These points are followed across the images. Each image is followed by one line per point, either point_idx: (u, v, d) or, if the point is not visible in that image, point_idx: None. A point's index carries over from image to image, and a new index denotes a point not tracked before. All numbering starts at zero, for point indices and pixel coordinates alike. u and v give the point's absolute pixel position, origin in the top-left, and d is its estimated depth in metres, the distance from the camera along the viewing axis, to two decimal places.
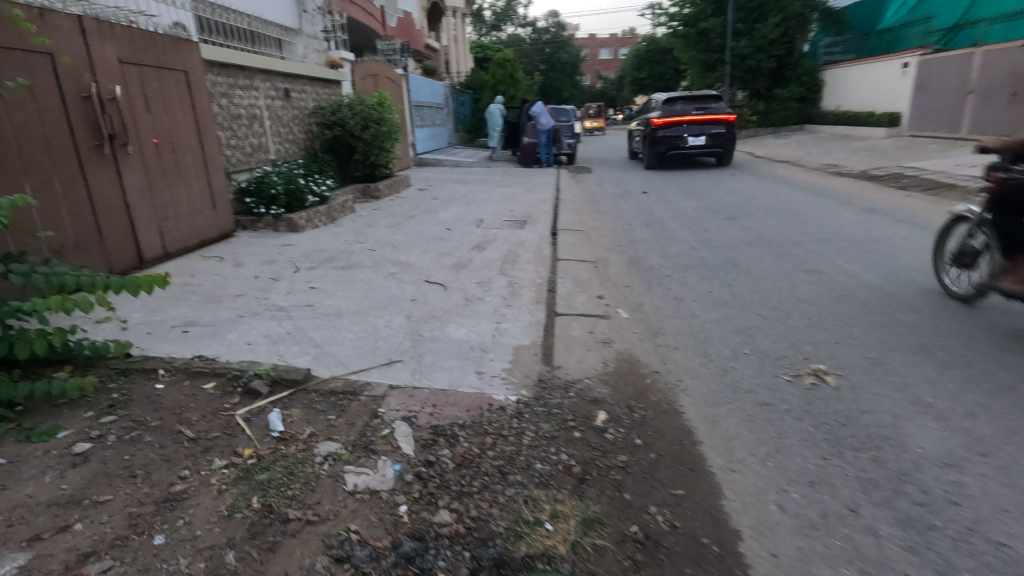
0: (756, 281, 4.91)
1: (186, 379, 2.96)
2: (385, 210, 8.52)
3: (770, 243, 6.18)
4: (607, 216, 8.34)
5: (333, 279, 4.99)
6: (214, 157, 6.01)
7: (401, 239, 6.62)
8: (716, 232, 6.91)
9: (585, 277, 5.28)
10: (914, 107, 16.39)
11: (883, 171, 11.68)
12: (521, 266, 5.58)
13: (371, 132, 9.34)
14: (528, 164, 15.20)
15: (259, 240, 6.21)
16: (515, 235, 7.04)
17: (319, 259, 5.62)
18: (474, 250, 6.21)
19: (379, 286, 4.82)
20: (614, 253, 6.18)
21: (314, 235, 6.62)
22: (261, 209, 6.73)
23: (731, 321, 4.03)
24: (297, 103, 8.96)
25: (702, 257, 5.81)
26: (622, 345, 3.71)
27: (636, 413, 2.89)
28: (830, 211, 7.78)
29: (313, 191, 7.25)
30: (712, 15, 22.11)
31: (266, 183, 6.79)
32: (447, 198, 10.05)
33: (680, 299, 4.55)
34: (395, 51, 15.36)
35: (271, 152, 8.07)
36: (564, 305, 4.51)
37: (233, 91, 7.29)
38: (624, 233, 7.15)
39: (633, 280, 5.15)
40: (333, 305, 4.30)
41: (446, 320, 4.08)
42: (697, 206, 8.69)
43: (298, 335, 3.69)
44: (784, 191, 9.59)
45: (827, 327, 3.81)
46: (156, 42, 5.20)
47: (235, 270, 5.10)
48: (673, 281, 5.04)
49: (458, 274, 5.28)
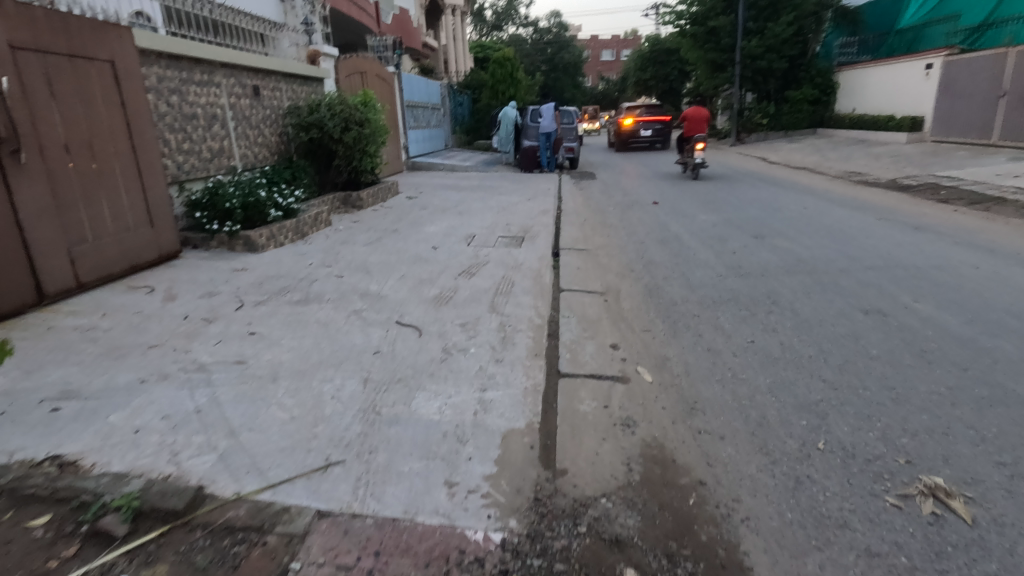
0: (806, 324, 3.96)
1: (10, 510, 2.05)
2: (365, 223, 7.58)
3: (810, 270, 5.23)
4: (615, 230, 7.40)
5: (282, 319, 4.02)
6: (154, 164, 5.06)
7: (378, 261, 5.67)
8: (744, 254, 5.95)
9: (594, 316, 4.33)
10: (938, 111, 15.52)
11: (915, 179, 10.73)
12: (516, 299, 4.64)
13: (352, 135, 8.44)
14: (528, 168, 14.31)
15: (208, 264, 5.25)
16: (511, 255, 6.10)
17: (272, 289, 4.67)
18: (462, 276, 5.26)
19: (338, 330, 3.87)
20: (627, 280, 5.25)
21: (275, 256, 5.66)
22: (214, 225, 5.72)
23: (788, 391, 3.07)
24: (268, 102, 7.97)
25: (732, 288, 4.86)
26: (648, 432, 2.75)
27: (680, 569, 1.93)
28: (870, 227, 6.83)
29: (278, 203, 6.27)
30: (722, 13, 21.20)
31: (220, 195, 5.81)
32: (438, 207, 9.08)
33: (715, 352, 3.60)
34: (386, 48, 14.42)
35: (235, 157, 7.10)
36: (568, 360, 3.56)
37: (187, 88, 6.30)
38: (637, 253, 6.20)
39: (653, 321, 4.20)
40: (272, 360, 3.34)
41: (414, 385, 3.13)
42: (717, 220, 7.73)
43: (210, 414, 2.72)
44: (809, 203, 8.65)
45: (921, 405, 2.85)
46: (69, 26, 4.25)
47: (163, 305, 4.15)
48: (702, 324, 4.10)
49: (438, 311, 4.33)
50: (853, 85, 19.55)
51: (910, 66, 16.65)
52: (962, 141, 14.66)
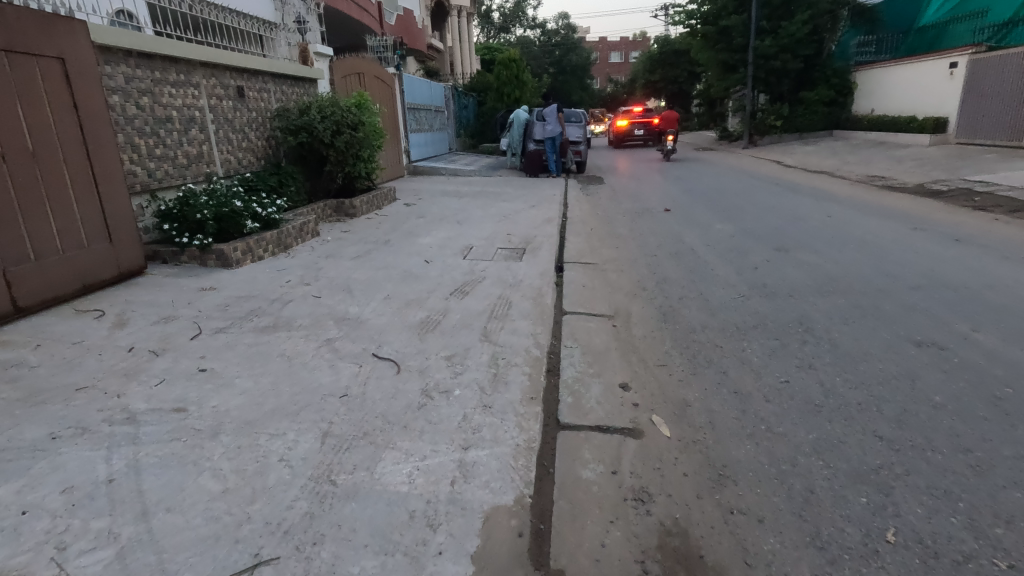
0: (848, 359, 3.39)
1: None
2: (356, 234, 7.08)
3: (845, 290, 4.66)
4: (625, 241, 6.86)
5: (241, 351, 3.50)
6: (114, 171, 4.59)
7: (363, 278, 5.16)
8: (768, 270, 5.39)
9: (601, 347, 3.77)
10: (962, 112, 14.87)
11: (944, 183, 10.11)
12: (512, 324, 4.10)
13: (344, 139, 7.98)
14: (534, 173, 13.75)
15: (174, 282, 4.77)
16: (509, 270, 5.57)
17: (239, 312, 4.16)
18: (454, 295, 4.74)
19: (306, 365, 3.36)
20: (639, 301, 4.70)
21: (250, 273, 5.17)
22: (184, 238, 5.21)
23: (840, 453, 2.50)
24: (253, 104, 7.49)
25: (757, 311, 4.31)
26: (667, 511, 2.20)
27: None
28: (905, 238, 6.25)
29: (257, 213, 5.78)
30: (734, 12, 20.61)
31: (190, 205, 5.30)
32: (435, 215, 8.59)
33: (744, 396, 3.05)
34: (387, 49, 13.99)
35: (215, 163, 6.63)
36: (570, 404, 3.02)
37: (161, 88, 5.82)
38: (649, 268, 5.65)
39: (669, 353, 3.65)
40: (218, 408, 2.82)
41: (382, 443, 2.59)
42: (734, 230, 7.16)
43: (122, 486, 2.20)
44: (833, 211, 8.06)
45: (1012, 477, 2.28)
46: (7, 17, 3.78)
47: (109, 334, 3.65)
48: (726, 358, 3.54)
49: (422, 339, 3.80)
50: (871, 86, 18.93)
51: (932, 65, 15.97)
52: (989, 142, 14.01)
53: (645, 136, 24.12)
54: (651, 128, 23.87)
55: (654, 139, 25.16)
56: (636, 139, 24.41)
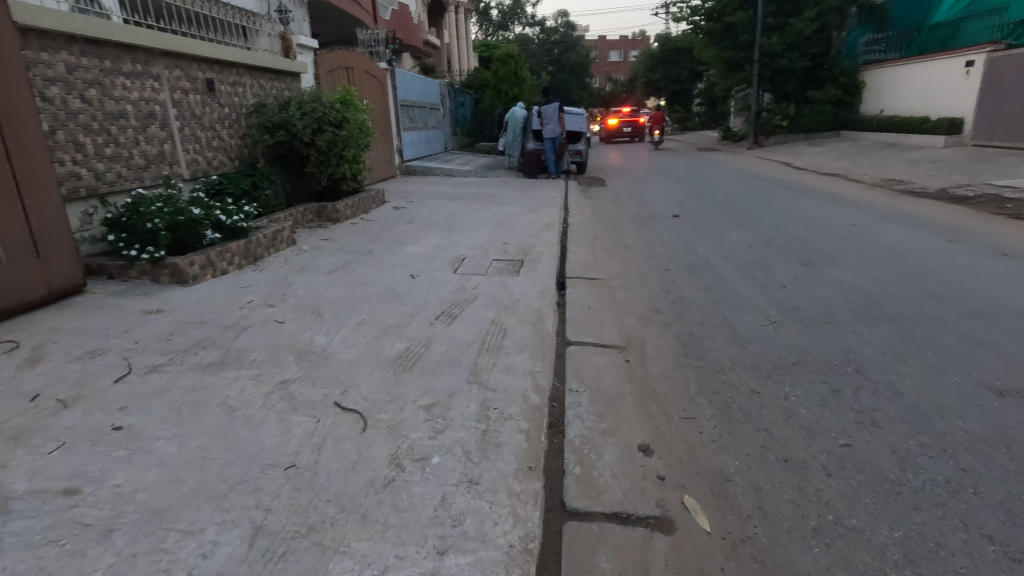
0: (918, 414, 2.78)
1: None
2: (337, 242, 6.44)
3: (892, 315, 4.04)
4: (632, 252, 6.22)
5: (173, 398, 2.85)
6: (43, 173, 3.93)
7: (336, 297, 4.51)
8: (797, 288, 4.76)
9: (613, 391, 3.14)
10: (979, 112, 14.29)
11: (969, 189, 9.48)
12: (507, 358, 3.47)
13: (327, 138, 7.33)
14: (533, 174, 13.12)
15: (115, 303, 4.11)
16: (504, 287, 4.94)
17: (183, 342, 3.52)
18: (440, 320, 4.09)
19: (249, 419, 2.71)
20: (653, 327, 4.07)
21: (208, 291, 4.52)
22: (133, 250, 4.54)
23: (940, 567, 1.88)
24: (226, 99, 6.81)
25: (794, 343, 3.70)
26: None
27: None
28: (944, 251, 5.64)
29: (220, 222, 5.12)
30: (739, 9, 19.99)
31: (140, 212, 4.63)
32: (426, 220, 7.94)
33: (798, 468, 2.43)
34: (378, 43, 13.22)
35: (180, 165, 5.98)
36: (580, 478, 2.39)
37: (112, 80, 5.15)
38: (662, 285, 5.02)
39: (695, 401, 3.03)
40: (121, 488, 2.16)
41: (331, 545, 1.95)
42: (752, 240, 6.53)
43: None
44: (856, 218, 7.44)
45: None
46: None
47: (13, 374, 3.00)
48: (766, 410, 2.91)
49: (397, 380, 3.17)
50: (881, 85, 18.34)
51: (947, 63, 15.35)
52: (1008, 145, 13.42)
53: (634, 133, 25.42)
54: (638, 128, 25.39)
55: (643, 136, 26.49)
56: (625, 137, 25.79)
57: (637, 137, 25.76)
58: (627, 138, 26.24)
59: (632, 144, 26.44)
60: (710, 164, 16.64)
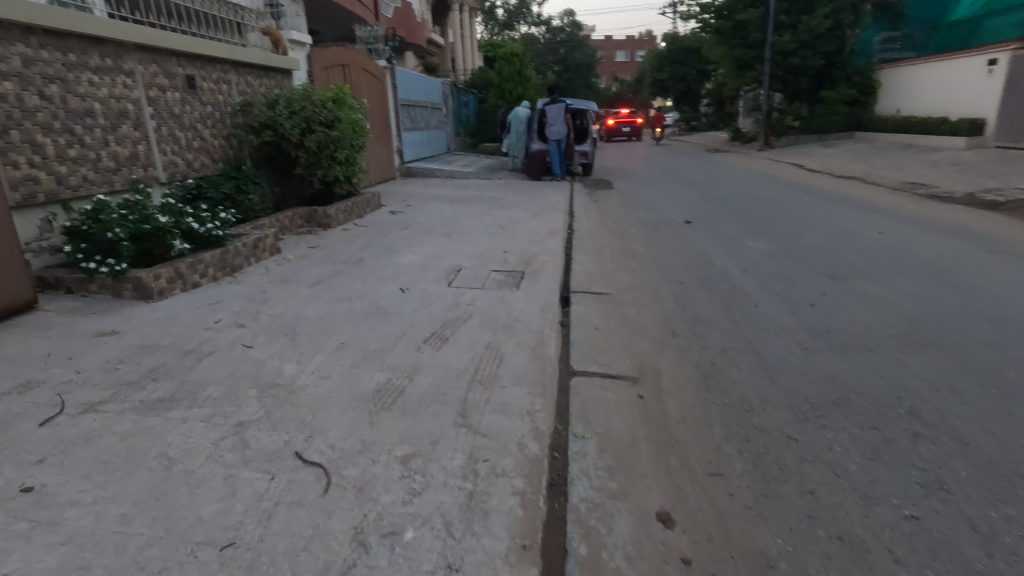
0: (997, 477, 2.30)
1: None
2: (325, 250, 6.01)
3: (943, 342, 3.55)
4: (643, 263, 5.73)
5: (104, 448, 2.41)
6: None
7: (316, 316, 4.06)
8: (828, 307, 4.28)
9: (625, 436, 2.68)
10: (1002, 113, 13.72)
11: (998, 193, 8.96)
12: (502, 393, 3.02)
13: (317, 138, 6.89)
14: (537, 176, 12.70)
15: (66, 323, 3.69)
16: (502, 302, 4.48)
17: (132, 372, 3.07)
18: (428, 344, 3.63)
19: (189, 476, 2.26)
20: (669, 353, 3.60)
21: (175, 307, 4.09)
22: (91, 262, 4.11)
23: None
24: (209, 96, 6.39)
25: (833, 375, 3.22)
26: None
27: None
28: (986, 264, 5.14)
29: (192, 230, 4.68)
30: (750, 6, 19.46)
31: (101, 220, 4.20)
32: (423, 226, 7.50)
33: (857, 552, 1.96)
34: (377, 40, 12.53)
35: (156, 167, 5.56)
36: (587, 565, 1.93)
37: (78, 75, 4.74)
38: (677, 301, 4.55)
39: (725, 453, 2.55)
40: None
41: None
42: (771, 249, 6.04)
43: None
44: (882, 225, 6.93)
45: None
46: None
47: None
48: (809, 463, 2.44)
49: (372, 422, 2.71)
50: (897, 85, 17.77)
51: (969, 62, 14.76)
52: None
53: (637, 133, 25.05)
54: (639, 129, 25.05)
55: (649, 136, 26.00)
56: (624, 136, 25.44)
57: (637, 137, 25.45)
58: (626, 138, 25.94)
59: (633, 143, 26.05)
60: (720, 165, 16.12)
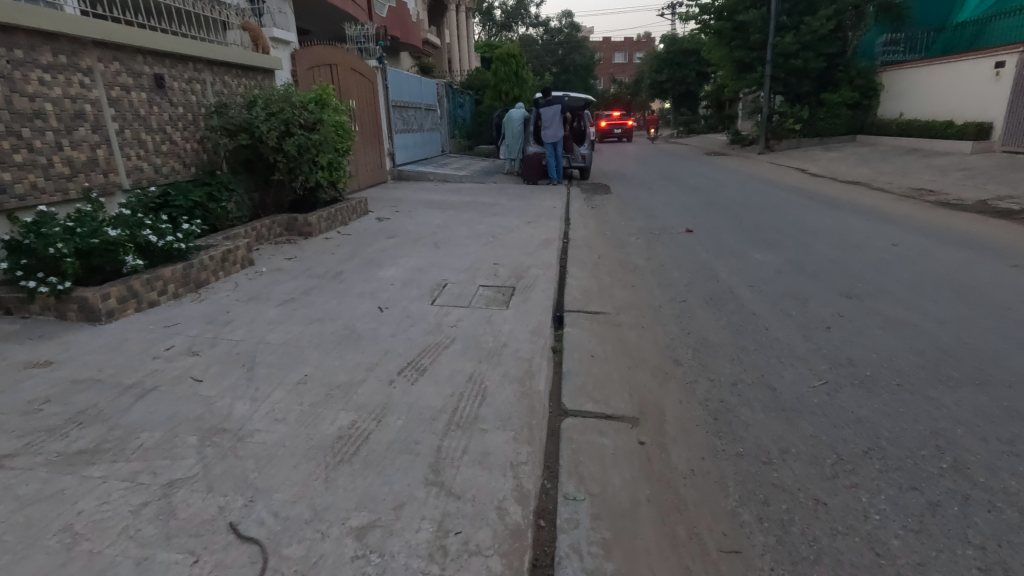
0: None
1: None
2: (303, 262, 5.61)
3: (981, 377, 3.15)
4: (643, 277, 5.34)
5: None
6: None
7: (280, 341, 3.66)
8: (847, 331, 3.89)
9: (624, 497, 2.28)
10: (1010, 116, 13.37)
11: (1012, 201, 8.57)
12: (483, 440, 2.61)
13: (298, 142, 6.47)
14: (534, 180, 12.28)
15: None
16: (489, 324, 4.09)
17: (57, 414, 2.67)
18: (403, 376, 3.23)
19: (92, 560, 1.86)
20: (674, 388, 3.20)
21: (125, 330, 3.69)
22: (31, 280, 3.70)
23: None
24: (180, 97, 5.98)
25: (860, 417, 2.82)
26: None
27: None
28: (1012, 281, 4.75)
29: (149, 243, 4.26)
30: (751, 7, 19.07)
31: (42, 233, 3.79)
32: (410, 234, 7.10)
33: None
34: (369, 39, 12.10)
35: (118, 173, 5.16)
36: None
37: (26, 73, 4.33)
38: (681, 323, 4.15)
39: (743, 521, 2.15)
40: None
41: None
42: (780, 263, 5.65)
43: None
44: (896, 236, 6.55)
45: None
46: None
47: None
48: (843, 538, 2.05)
49: (327, 480, 2.31)
50: (901, 88, 17.42)
51: (975, 64, 14.39)
52: None
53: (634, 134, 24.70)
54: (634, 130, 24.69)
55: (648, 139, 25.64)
56: (618, 137, 25.13)
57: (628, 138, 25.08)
58: (615, 138, 25.57)
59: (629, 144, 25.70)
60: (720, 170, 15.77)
